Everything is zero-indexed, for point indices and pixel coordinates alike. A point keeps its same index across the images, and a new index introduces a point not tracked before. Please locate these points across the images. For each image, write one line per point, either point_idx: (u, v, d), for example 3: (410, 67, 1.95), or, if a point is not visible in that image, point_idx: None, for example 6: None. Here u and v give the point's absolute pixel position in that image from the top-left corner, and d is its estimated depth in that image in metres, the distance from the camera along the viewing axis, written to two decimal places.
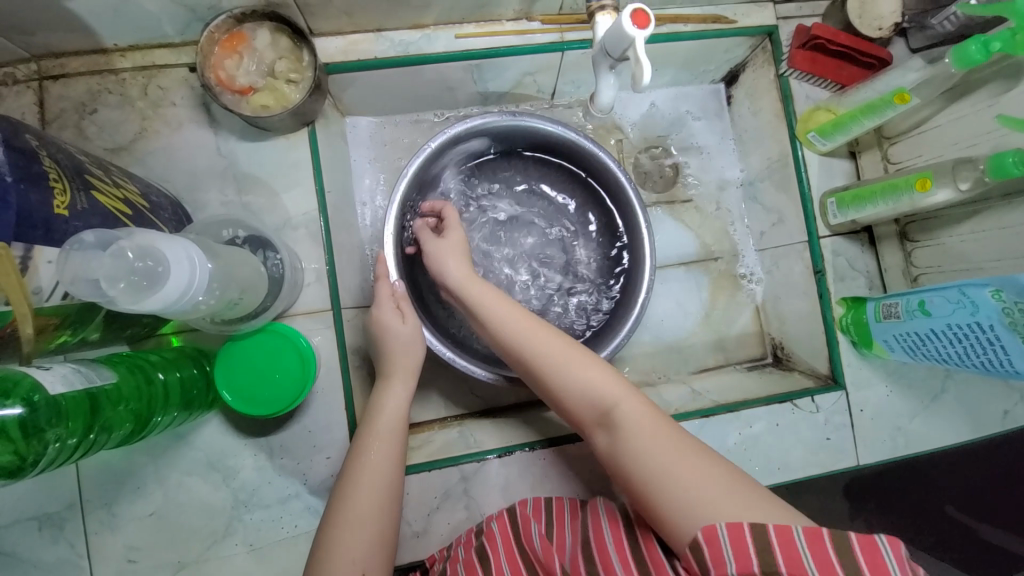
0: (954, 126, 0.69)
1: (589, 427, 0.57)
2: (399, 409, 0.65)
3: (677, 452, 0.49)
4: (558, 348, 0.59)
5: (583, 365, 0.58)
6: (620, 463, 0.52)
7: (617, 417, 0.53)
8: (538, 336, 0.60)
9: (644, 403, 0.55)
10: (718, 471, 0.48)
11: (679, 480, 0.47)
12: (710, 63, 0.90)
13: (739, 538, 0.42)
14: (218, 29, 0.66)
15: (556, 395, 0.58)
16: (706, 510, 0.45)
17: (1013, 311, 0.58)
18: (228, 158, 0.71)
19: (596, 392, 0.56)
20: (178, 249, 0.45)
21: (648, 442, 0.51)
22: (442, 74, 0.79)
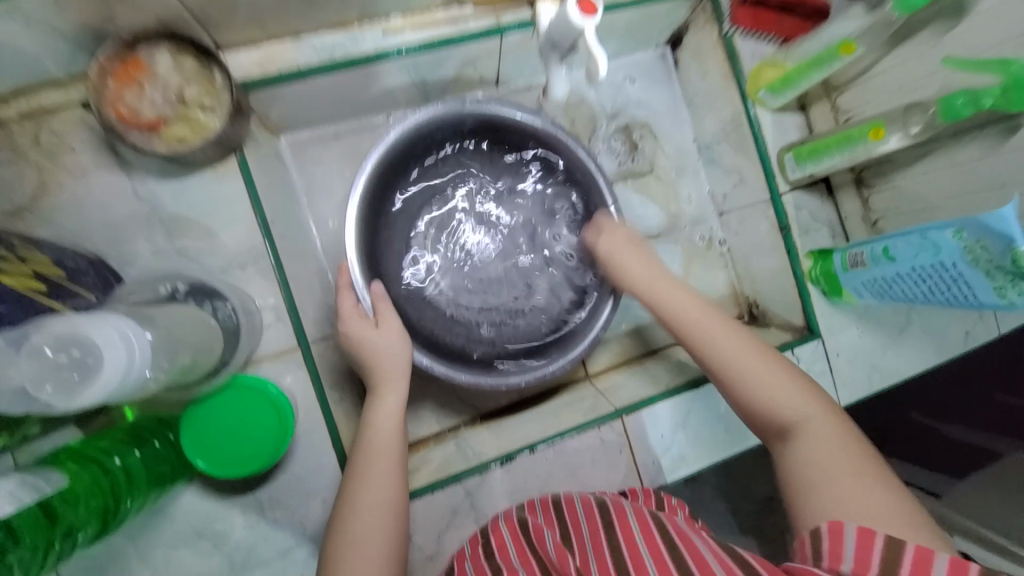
0: (900, 70, 0.69)
1: (763, 433, 0.59)
2: (394, 409, 0.63)
3: (864, 479, 0.50)
4: (745, 347, 0.62)
5: (780, 372, 0.59)
6: (789, 467, 0.54)
7: (803, 428, 0.55)
8: (727, 343, 0.62)
9: (839, 420, 0.56)
10: (884, 506, 0.48)
11: (836, 486, 0.50)
12: (654, 28, 0.87)
13: (867, 544, 0.43)
14: (108, 58, 0.58)
15: (733, 393, 0.61)
16: (853, 516, 0.48)
17: (974, 248, 0.59)
18: (151, 201, 0.64)
19: (786, 401, 0.57)
20: (108, 329, 0.40)
21: (818, 450, 0.53)
22: (377, 75, 0.73)
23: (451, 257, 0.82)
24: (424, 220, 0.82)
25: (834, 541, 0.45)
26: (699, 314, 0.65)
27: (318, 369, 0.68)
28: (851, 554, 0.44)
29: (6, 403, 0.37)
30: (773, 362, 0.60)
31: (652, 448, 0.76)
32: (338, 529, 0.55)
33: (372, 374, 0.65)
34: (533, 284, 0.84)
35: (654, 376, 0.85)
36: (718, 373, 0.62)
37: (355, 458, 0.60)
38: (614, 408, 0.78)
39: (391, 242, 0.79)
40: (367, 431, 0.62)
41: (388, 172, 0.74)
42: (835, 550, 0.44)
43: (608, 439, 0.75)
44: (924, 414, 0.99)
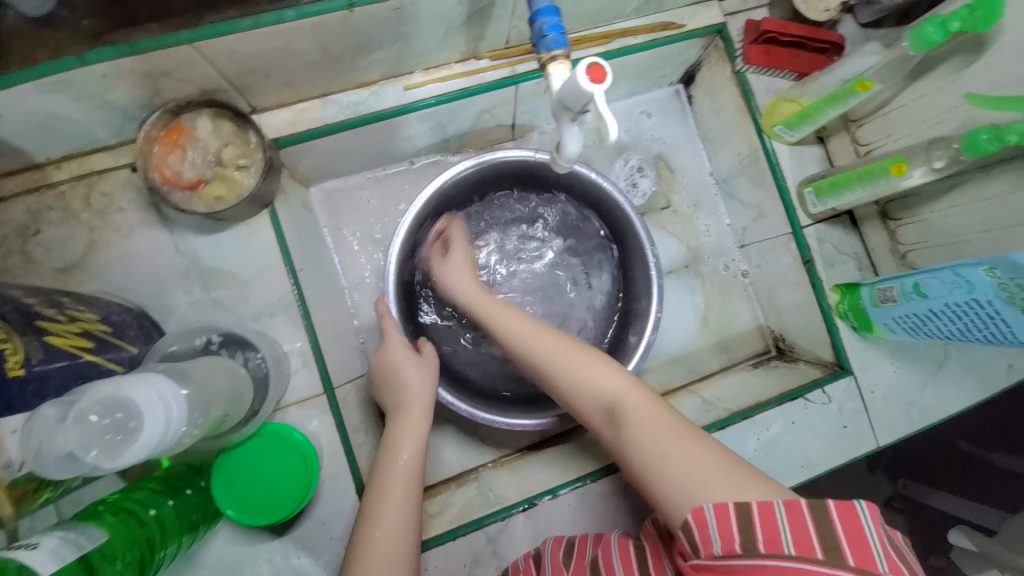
0: (919, 104, 0.69)
1: (593, 418, 0.56)
2: (416, 410, 0.65)
3: (677, 435, 0.49)
4: (559, 349, 0.60)
5: (591, 363, 0.58)
6: (626, 455, 0.52)
7: (622, 411, 0.54)
8: (551, 343, 0.61)
9: (651, 396, 0.55)
10: (728, 460, 0.47)
11: (673, 462, 0.48)
12: (666, 68, 0.89)
13: (725, 517, 0.43)
14: (155, 125, 0.62)
15: (568, 398, 0.58)
16: (699, 491, 0.45)
17: (1008, 286, 0.57)
18: (189, 255, 0.68)
19: (602, 386, 0.56)
20: (147, 391, 0.42)
21: (646, 431, 0.51)
22: (397, 127, 0.76)
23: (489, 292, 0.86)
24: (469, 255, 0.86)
25: (724, 521, 0.43)
26: (517, 328, 0.64)
27: (342, 414, 0.70)
28: (740, 534, 0.42)
29: (53, 467, 0.39)
30: (594, 358, 0.59)
31: None
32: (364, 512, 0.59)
33: (399, 381, 0.67)
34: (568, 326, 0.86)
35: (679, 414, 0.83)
36: (555, 381, 0.59)
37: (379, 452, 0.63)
38: None
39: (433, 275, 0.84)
40: (394, 429, 0.64)
41: (432, 215, 0.80)
42: (727, 532, 0.42)
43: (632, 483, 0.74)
44: (971, 443, 0.94)
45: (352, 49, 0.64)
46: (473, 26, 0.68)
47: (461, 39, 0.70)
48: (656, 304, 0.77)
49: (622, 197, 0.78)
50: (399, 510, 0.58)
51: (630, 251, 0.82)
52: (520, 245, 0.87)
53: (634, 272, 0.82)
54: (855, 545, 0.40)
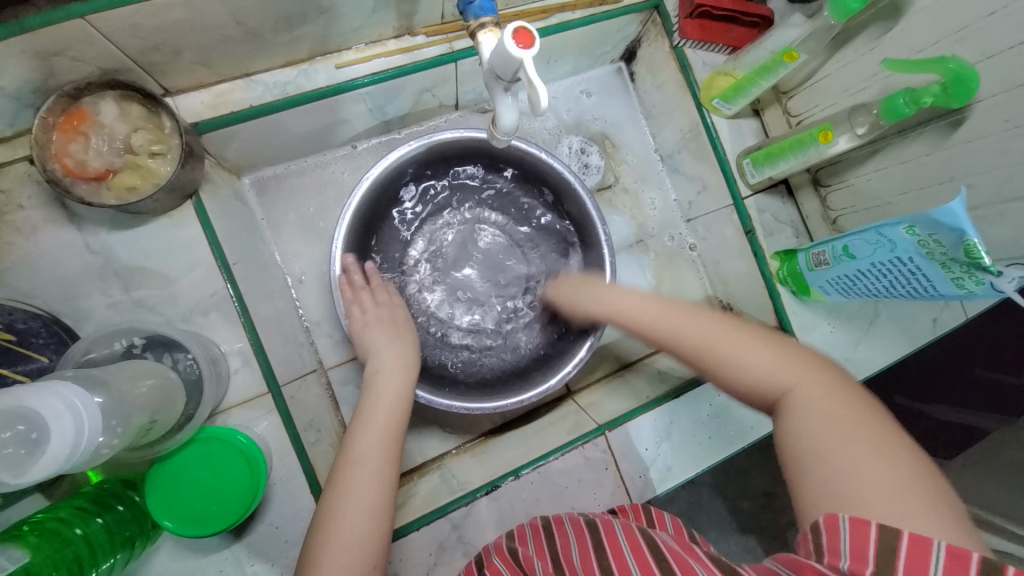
0: (842, 73, 0.72)
1: (758, 404, 0.54)
2: (391, 397, 0.64)
3: (853, 437, 0.45)
4: (714, 329, 0.59)
5: (767, 350, 0.55)
6: (783, 442, 0.49)
7: (791, 401, 0.51)
8: (732, 339, 0.57)
9: (844, 392, 0.50)
10: (915, 481, 0.42)
11: (838, 466, 0.44)
12: (607, 45, 0.89)
13: (862, 534, 0.39)
14: (52, 112, 0.56)
15: (718, 377, 0.57)
16: (858, 504, 0.42)
17: (927, 242, 0.60)
18: (103, 254, 0.62)
19: (766, 374, 0.53)
20: (52, 400, 0.38)
21: (814, 422, 0.48)
22: (331, 108, 0.72)
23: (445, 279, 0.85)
24: (422, 243, 0.84)
25: (860, 540, 0.39)
26: (688, 318, 0.61)
27: (291, 412, 0.66)
28: (878, 555, 0.38)
29: None
30: (759, 337, 0.56)
31: (637, 461, 0.75)
32: (330, 500, 0.55)
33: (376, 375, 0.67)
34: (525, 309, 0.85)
35: (636, 388, 0.85)
36: (696, 358, 0.58)
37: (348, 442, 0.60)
38: (597, 424, 0.77)
39: (385, 265, 0.82)
40: (364, 418, 0.62)
41: (377, 201, 0.77)
42: (862, 550, 0.39)
43: (593, 456, 0.74)
44: (905, 396, 1.01)
45: (274, 24, 0.60)
46: None
47: (393, 13, 0.67)
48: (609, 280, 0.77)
49: (570, 172, 0.77)
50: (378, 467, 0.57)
51: (582, 229, 0.82)
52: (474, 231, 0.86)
53: (588, 250, 0.82)
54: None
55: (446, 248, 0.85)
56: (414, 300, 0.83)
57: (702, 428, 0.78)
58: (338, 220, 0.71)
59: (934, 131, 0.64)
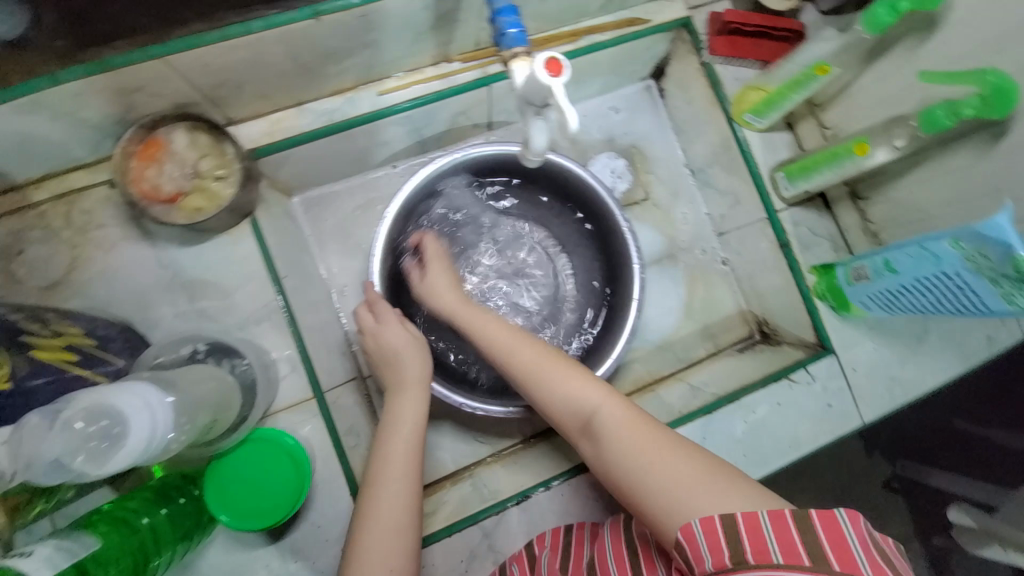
0: (878, 85, 0.70)
1: (571, 431, 0.57)
2: (404, 419, 0.64)
3: (660, 448, 0.49)
4: (534, 356, 0.61)
5: (569, 378, 0.58)
6: (609, 473, 0.52)
7: (598, 422, 0.54)
8: (554, 370, 0.59)
9: (631, 412, 0.54)
10: (701, 462, 0.47)
11: (658, 475, 0.47)
12: (636, 64, 0.90)
13: (712, 531, 0.42)
14: (131, 141, 0.63)
15: (539, 400, 0.59)
16: (680, 512, 0.45)
17: (974, 257, 0.58)
18: (172, 268, 0.68)
19: (578, 396, 0.56)
20: (132, 399, 0.43)
21: (622, 444, 0.51)
22: (374, 133, 0.77)
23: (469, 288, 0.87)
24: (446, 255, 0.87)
25: (713, 538, 0.42)
26: (522, 351, 0.61)
27: (333, 418, 0.70)
28: (727, 545, 0.41)
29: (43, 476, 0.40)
30: (569, 370, 0.59)
31: None
32: (363, 520, 0.57)
33: (399, 398, 0.66)
34: (551, 314, 0.88)
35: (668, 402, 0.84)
36: (521, 385, 0.60)
37: (375, 463, 0.61)
38: None
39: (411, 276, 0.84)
40: (389, 436, 0.63)
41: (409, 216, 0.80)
42: (717, 546, 0.42)
43: None
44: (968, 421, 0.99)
45: (323, 58, 0.65)
46: (442, 30, 0.69)
47: (430, 43, 0.71)
48: (637, 287, 0.79)
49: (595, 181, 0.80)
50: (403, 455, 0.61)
51: (610, 236, 0.83)
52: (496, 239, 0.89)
53: (616, 254, 0.83)
54: (838, 553, 0.40)
55: (469, 258, 0.88)
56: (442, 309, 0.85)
57: (737, 446, 0.76)
58: (378, 229, 0.75)
59: (978, 141, 0.61)
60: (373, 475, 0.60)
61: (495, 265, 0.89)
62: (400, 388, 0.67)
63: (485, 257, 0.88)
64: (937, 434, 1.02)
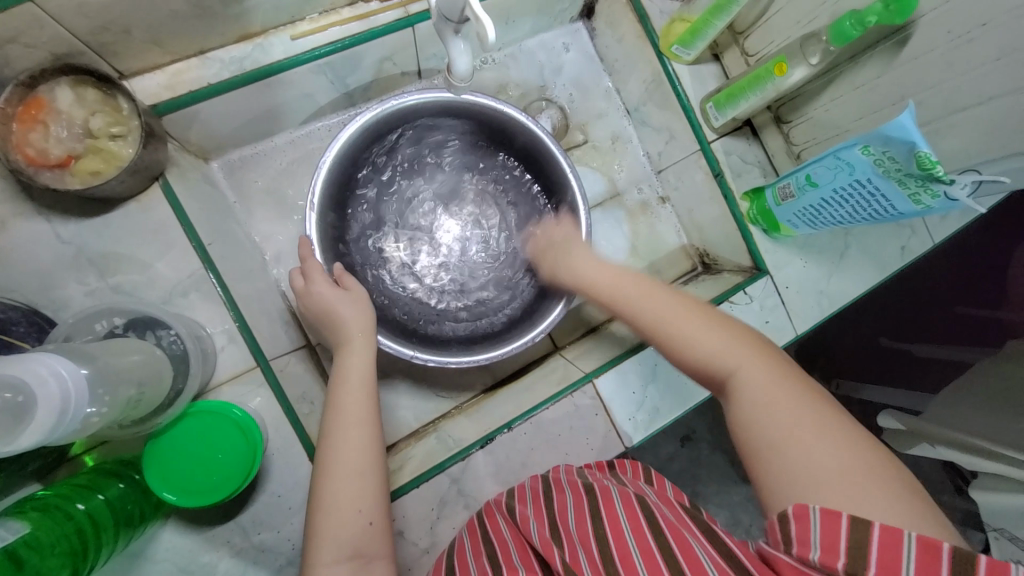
0: (793, 6, 0.72)
1: (710, 384, 0.57)
2: (351, 373, 0.62)
3: (796, 411, 0.48)
4: (668, 307, 0.61)
5: (710, 327, 0.57)
6: (736, 416, 0.52)
7: (728, 374, 0.54)
8: (697, 316, 0.59)
9: (771, 364, 0.53)
10: (824, 422, 0.47)
11: (793, 454, 0.46)
12: (565, 2, 0.89)
13: (833, 524, 0.41)
14: (9, 102, 0.55)
15: (674, 354, 0.59)
16: (810, 493, 0.44)
17: (881, 160, 0.62)
18: (76, 242, 0.62)
19: (719, 351, 0.55)
20: (36, 367, 0.39)
21: (763, 397, 0.50)
22: (293, 83, 0.72)
23: (418, 246, 0.85)
24: (391, 216, 0.84)
25: (831, 533, 0.41)
26: (661, 299, 0.62)
27: (282, 386, 0.67)
28: (848, 547, 0.40)
29: None
30: (707, 318, 0.58)
31: (627, 406, 0.78)
32: (325, 476, 0.56)
33: (344, 356, 0.64)
34: (506, 262, 0.86)
35: (621, 335, 0.87)
36: (654, 336, 0.61)
37: (328, 422, 0.59)
38: (585, 373, 0.80)
39: (357, 243, 0.82)
40: (338, 394, 0.61)
41: (344, 174, 0.77)
42: (832, 542, 0.40)
43: (583, 404, 0.77)
44: (891, 338, 1.14)
45: None
46: None
47: None
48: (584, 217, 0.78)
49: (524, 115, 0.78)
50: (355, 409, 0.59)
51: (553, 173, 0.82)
52: (438, 190, 0.86)
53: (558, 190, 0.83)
54: None
55: (414, 214, 0.85)
56: (394, 271, 0.84)
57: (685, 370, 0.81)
58: (314, 177, 0.71)
59: (883, 50, 0.64)
60: (326, 433, 0.58)
61: (440, 220, 0.86)
62: (343, 347, 0.65)
63: (430, 213, 0.86)
64: (866, 354, 1.15)
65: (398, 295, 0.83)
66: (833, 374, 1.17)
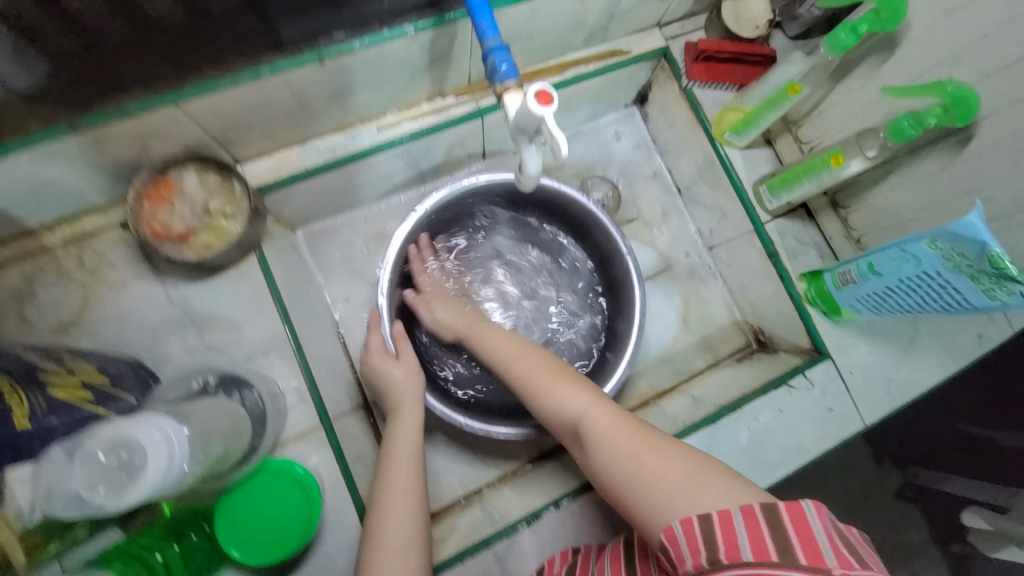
0: (847, 102, 0.74)
1: (568, 439, 0.57)
2: (402, 441, 0.65)
3: (638, 449, 0.49)
4: (534, 363, 0.61)
5: (562, 385, 0.58)
6: (598, 475, 0.52)
7: (586, 431, 0.54)
8: (542, 370, 0.60)
9: (611, 413, 0.54)
10: (694, 465, 0.47)
11: (647, 484, 0.47)
12: (620, 91, 0.96)
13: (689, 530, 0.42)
14: (143, 183, 0.66)
15: (536, 411, 0.60)
16: (670, 511, 0.44)
17: (951, 255, 0.61)
18: (181, 303, 0.70)
19: (568, 405, 0.56)
20: (150, 431, 0.44)
21: (609, 445, 0.51)
22: (374, 166, 0.81)
23: (476, 315, 0.90)
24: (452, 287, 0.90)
25: (754, 534, 0.40)
26: (498, 347, 0.66)
27: (342, 447, 0.71)
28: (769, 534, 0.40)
29: (66, 505, 0.41)
30: (560, 377, 0.59)
31: None
32: (374, 546, 0.57)
33: (394, 423, 0.67)
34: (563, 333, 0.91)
35: (672, 413, 0.86)
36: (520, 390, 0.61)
37: (379, 488, 0.61)
38: None
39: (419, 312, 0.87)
40: (387, 461, 0.63)
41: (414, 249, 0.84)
42: (758, 540, 0.40)
43: None
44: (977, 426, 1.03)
45: (327, 98, 0.69)
46: (436, 68, 0.73)
47: (426, 81, 0.75)
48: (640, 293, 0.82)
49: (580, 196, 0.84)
50: (404, 477, 0.61)
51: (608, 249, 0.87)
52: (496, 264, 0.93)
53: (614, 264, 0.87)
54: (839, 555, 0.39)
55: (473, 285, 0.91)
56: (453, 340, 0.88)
57: (742, 455, 0.78)
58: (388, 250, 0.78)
59: (946, 147, 0.64)
60: (377, 500, 0.60)
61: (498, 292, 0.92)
62: (393, 415, 0.68)
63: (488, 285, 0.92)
64: (948, 443, 1.04)
65: (448, 358, 0.88)
66: (909, 463, 1.07)
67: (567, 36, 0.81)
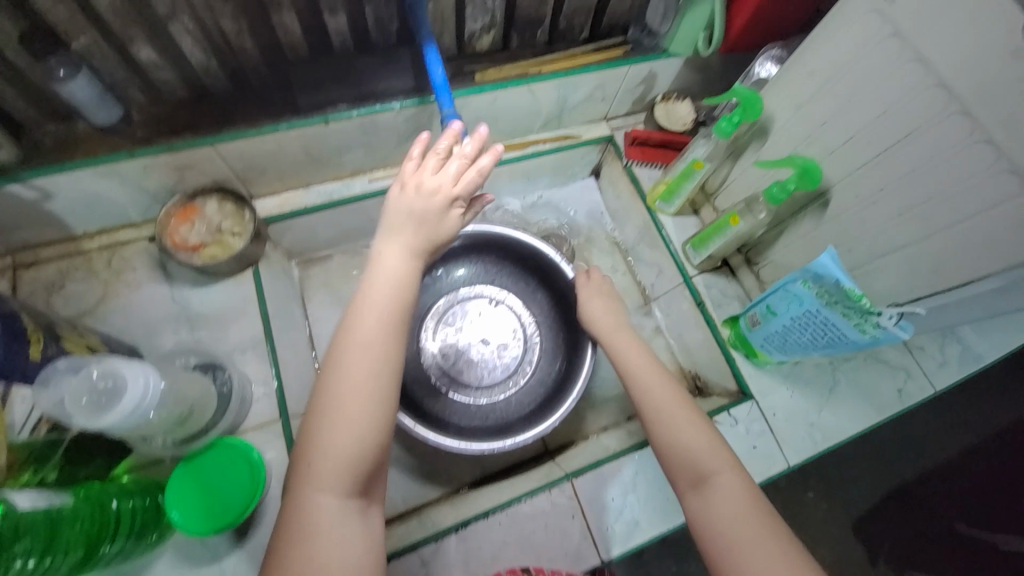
0: (744, 177, 0.92)
1: (682, 481, 0.62)
2: (388, 300, 0.58)
3: (761, 530, 0.55)
4: (663, 396, 0.68)
5: (694, 429, 0.64)
6: (708, 532, 0.57)
7: (717, 489, 0.59)
8: (671, 410, 0.66)
9: (747, 485, 0.59)
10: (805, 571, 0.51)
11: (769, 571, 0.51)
12: (576, 166, 1.16)
13: None
14: (174, 206, 0.83)
15: (654, 438, 0.66)
16: None
17: (822, 294, 0.72)
18: (180, 303, 0.83)
19: (703, 453, 0.62)
20: (140, 373, 0.55)
21: (736, 515, 0.57)
22: (363, 210, 0.99)
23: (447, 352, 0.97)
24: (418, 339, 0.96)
25: None
26: (657, 384, 0.70)
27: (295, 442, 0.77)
28: None
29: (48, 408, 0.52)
30: (690, 415, 0.66)
31: (604, 512, 0.79)
32: (294, 485, 0.51)
33: (370, 285, 0.58)
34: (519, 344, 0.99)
35: (607, 443, 0.91)
36: (648, 415, 0.67)
37: (323, 374, 0.54)
38: (565, 472, 0.83)
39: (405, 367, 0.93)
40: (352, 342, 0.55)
41: None
42: None
43: (561, 503, 0.79)
44: (975, 526, 1.11)
45: (329, 152, 0.89)
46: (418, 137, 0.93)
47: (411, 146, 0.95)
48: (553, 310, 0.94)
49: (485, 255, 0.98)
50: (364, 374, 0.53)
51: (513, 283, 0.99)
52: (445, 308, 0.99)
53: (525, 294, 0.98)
54: None
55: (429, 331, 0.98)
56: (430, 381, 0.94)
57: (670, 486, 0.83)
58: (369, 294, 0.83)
59: (815, 209, 0.79)
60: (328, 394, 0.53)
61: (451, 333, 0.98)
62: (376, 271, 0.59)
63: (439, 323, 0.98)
64: (952, 544, 1.11)
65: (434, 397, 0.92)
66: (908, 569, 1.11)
67: (528, 122, 1.03)
